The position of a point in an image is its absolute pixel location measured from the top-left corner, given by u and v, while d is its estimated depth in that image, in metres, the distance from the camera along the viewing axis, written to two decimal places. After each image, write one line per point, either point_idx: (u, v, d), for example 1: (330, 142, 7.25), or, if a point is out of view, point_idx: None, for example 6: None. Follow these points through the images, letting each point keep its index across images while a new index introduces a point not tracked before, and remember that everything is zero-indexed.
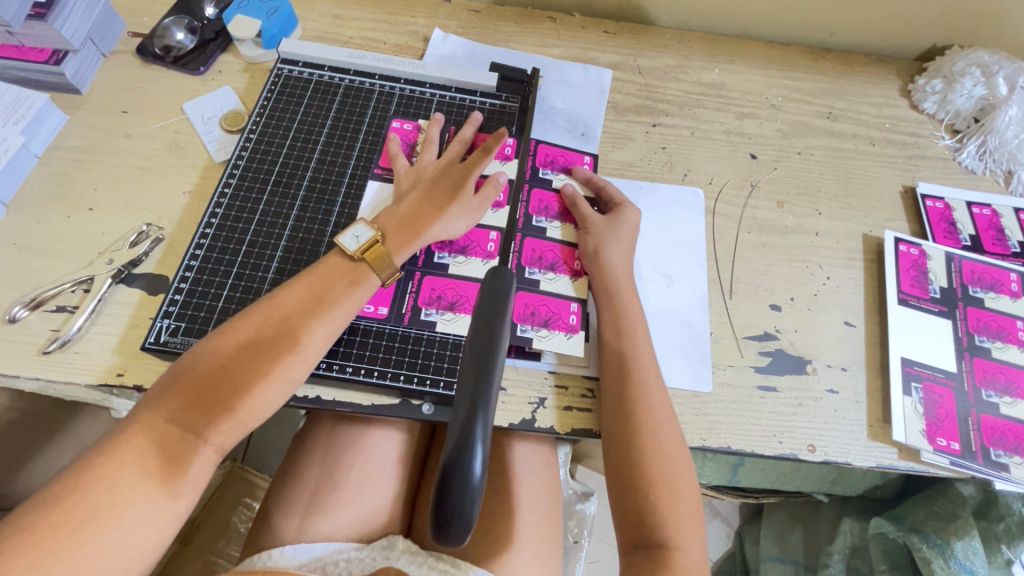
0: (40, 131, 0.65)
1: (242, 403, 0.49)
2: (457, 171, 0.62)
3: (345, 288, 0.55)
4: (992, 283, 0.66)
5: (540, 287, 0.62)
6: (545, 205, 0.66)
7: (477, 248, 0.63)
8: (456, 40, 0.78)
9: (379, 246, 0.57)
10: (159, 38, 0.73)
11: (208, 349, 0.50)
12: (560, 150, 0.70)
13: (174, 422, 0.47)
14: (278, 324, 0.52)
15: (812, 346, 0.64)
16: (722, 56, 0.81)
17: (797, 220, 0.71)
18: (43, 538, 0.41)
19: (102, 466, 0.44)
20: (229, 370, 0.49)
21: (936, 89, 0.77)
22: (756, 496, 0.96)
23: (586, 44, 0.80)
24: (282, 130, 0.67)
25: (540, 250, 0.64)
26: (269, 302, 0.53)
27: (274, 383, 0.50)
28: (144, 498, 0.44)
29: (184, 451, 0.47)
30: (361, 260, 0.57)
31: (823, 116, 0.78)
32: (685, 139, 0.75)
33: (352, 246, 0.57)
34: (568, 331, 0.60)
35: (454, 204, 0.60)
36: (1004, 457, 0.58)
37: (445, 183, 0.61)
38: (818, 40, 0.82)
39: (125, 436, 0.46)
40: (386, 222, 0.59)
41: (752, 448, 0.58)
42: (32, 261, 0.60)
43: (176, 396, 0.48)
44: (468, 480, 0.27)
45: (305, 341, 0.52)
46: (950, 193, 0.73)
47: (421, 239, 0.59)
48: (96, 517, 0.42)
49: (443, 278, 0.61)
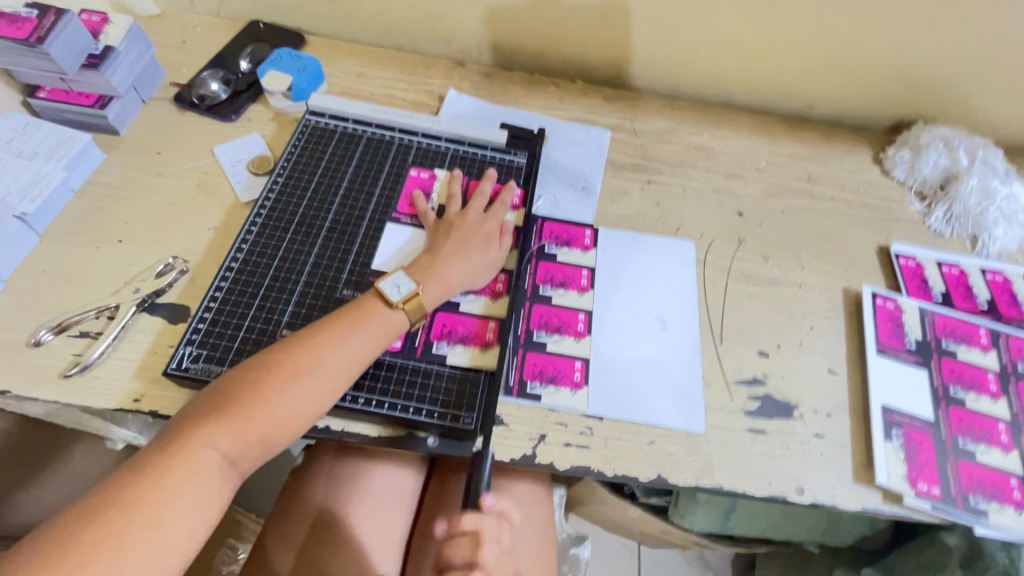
0: (78, 168, 0.70)
1: (277, 431, 0.53)
2: (484, 225, 0.69)
3: (378, 326, 0.59)
4: (963, 337, 0.71)
5: (547, 347, 0.66)
6: (550, 276, 0.70)
7: (486, 288, 0.67)
8: (468, 100, 0.85)
9: (418, 297, 0.61)
10: (196, 88, 0.79)
11: (247, 380, 0.52)
12: (563, 227, 0.75)
13: (216, 449, 0.50)
14: (317, 359, 0.55)
15: (799, 392, 0.67)
16: (710, 122, 0.89)
17: (781, 273, 0.76)
18: (80, 550, 0.42)
19: (139, 484, 0.46)
20: (268, 401, 0.52)
21: (905, 159, 0.85)
22: (748, 546, 0.97)
23: (587, 107, 0.88)
24: (307, 174, 0.72)
25: (546, 315, 0.68)
26: (309, 335, 0.56)
27: (306, 415, 0.54)
28: (175, 513, 0.46)
29: (219, 476, 0.50)
30: (401, 309, 0.60)
31: (803, 179, 0.85)
32: (678, 196, 0.81)
33: (394, 296, 0.60)
34: (573, 386, 0.64)
35: (484, 258, 0.67)
36: (982, 503, 0.61)
37: (473, 234, 0.68)
38: (797, 111, 0.91)
39: (168, 456, 0.48)
40: (419, 272, 0.63)
41: (744, 487, 0.61)
42: (61, 288, 0.63)
43: (218, 422, 0.50)
44: None
45: (341, 376, 0.55)
46: (921, 252, 0.79)
47: (449, 291, 0.64)
48: (130, 533, 0.44)
49: (454, 315, 0.65)
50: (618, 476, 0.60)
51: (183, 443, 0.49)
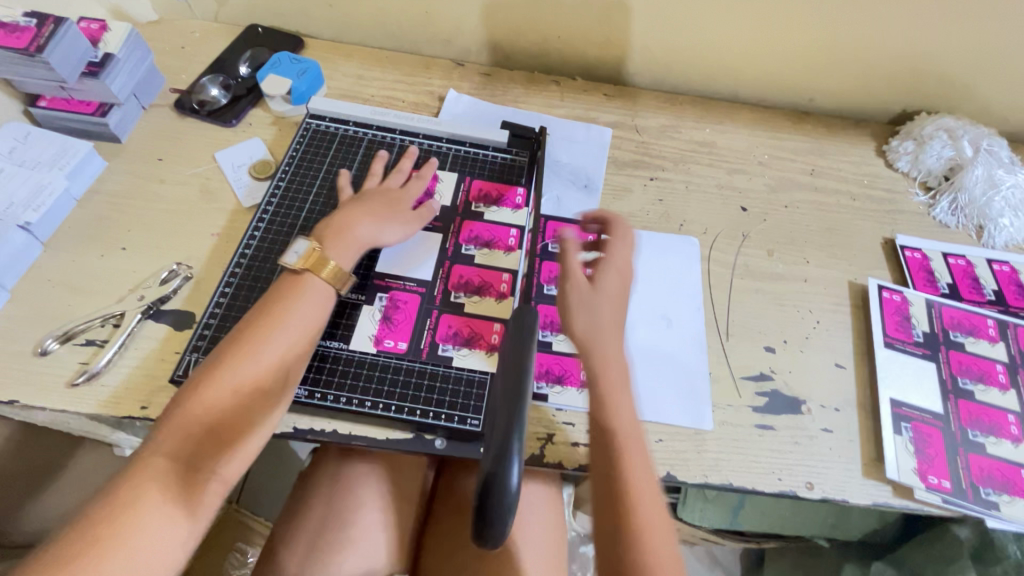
0: (81, 176, 0.70)
1: (238, 430, 0.52)
2: (397, 195, 0.69)
3: (307, 309, 0.58)
4: (971, 329, 0.70)
5: (552, 347, 0.65)
6: (555, 276, 0.70)
7: (491, 288, 0.67)
8: (468, 100, 0.85)
9: (317, 253, 0.61)
10: (196, 94, 0.79)
11: (195, 387, 0.52)
12: (567, 225, 0.75)
13: (179, 459, 0.49)
14: (251, 353, 0.54)
15: (806, 387, 0.67)
16: (712, 117, 0.89)
17: (786, 267, 0.76)
18: (70, 558, 0.43)
19: (126, 493, 0.46)
20: (213, 405, 0.51)
21: (908, 150, 0.85)
22: (757, 541, 0.96)
23: (587, 105, 0.88)
24: (309, 178, 0.72)
25: (550, 314, 0.67)
26: (250, 332, 0.56)
27: (262, 407, 0.53)
28: (162, 517, 0.47)
29: (189, 484, 0.49)
30: (305, 271, 0.60)
31: (807, 173, 0.85)
32: (681, 192, 0.81)
33: (294, 261, 0.60)
34: (580, 387, 0.63)
35: (392, 215, 0.66)
36: (993, 495, 0.60)
37: (377, 198, 0.67)
38: (799, 104, 0.90)
39: (133, 474, 0.48)
40: (326, 234, 0.63)
41: (754, 483, 0.60)
42: (66, 297, 0.63)
43: (174, 432, 0.50)
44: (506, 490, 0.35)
45: (287, 363, 0.55)
46: (926, 244, 0.78)
47: (358, 247, 0.63)
48: (124, 543, 0.45)
49: (460, 316, 0.65)
50: None
51: (140, 466, 0.48)
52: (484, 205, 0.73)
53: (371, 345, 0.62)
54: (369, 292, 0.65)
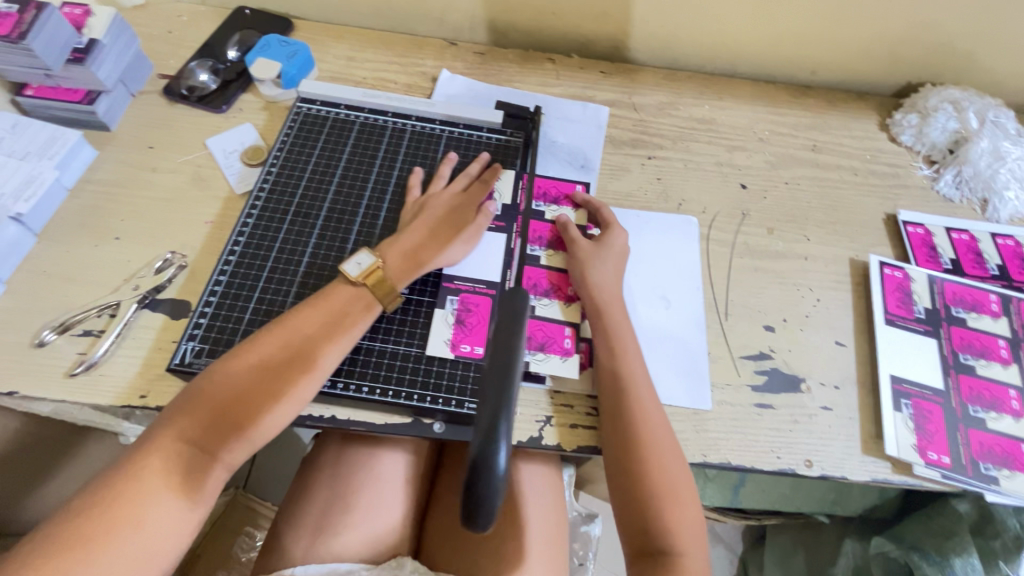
0: (71, 166, 0.69)
1: (255, 420, 0.52)
2: (449, 203, 0.68)
3: (346, 306, 0.59)
4: (973, 304, 0.70)
5: (535, 312, 0.65)
6: (538, 235, 0.70)
7: (558, 291, 0.67)
8: (462, 80, 0.83)
9: (379, 271, 0.61)
10: (185, 79, 0.78)
11: (223, 367, 0.53)
12: (553, 183, 0.74)
13: (193, 440, 0.50)
14: (284, 342, 0.56)
15: (806, 365, 0.66)
16: (711, 93, 0.87)
17: (787, 245, 0.75)
18: (69, 543, 0.44)
19: (126, 478, 0.47)
20: (240, 390, 0.53)
21: (912, 124, 0.83)
22: (757, 518, 0.97)
23: (583, 83, 0.86)
24: (301, 164, 0.71)
25: (534, 277, 0.67)
26: (286, 323, 0.57)
27: (281, 401, 0.53)
28: (159, 504, 0.47)
29: (194, 466, 0.50)
30: (362, 284, 0.60)
31: (808, 149, 0.83)
32: (679, 171, 0.79)
33: (354, 272, 0.61)
34: (563, 354, 0.63)
35: (455, 235, 0.65)
36: (993, 470, 0.60)
37: (446, 215, 0.67)
38: (800, 78, 0.88)
39: (147, 448, 0.49)
40: (389, 250, 0.63)
41: (753, 462, 0.60)
42: (61, 288, 0.63)
43: (194, 411, 0.51)
44: (493, 473, 0.34)
45: (314, 361, 0.55)
46: (929, 219, 0.77)
47: (422, 267, 0.63)
48: (122, 529, 0.45)
49: (532, 319, 0.65)
50: None
51: (158, 439, 0.50)
52: (546, 205, 0.72)
53: (447, 350, 0.61)
54: (439, 294, 0.64)
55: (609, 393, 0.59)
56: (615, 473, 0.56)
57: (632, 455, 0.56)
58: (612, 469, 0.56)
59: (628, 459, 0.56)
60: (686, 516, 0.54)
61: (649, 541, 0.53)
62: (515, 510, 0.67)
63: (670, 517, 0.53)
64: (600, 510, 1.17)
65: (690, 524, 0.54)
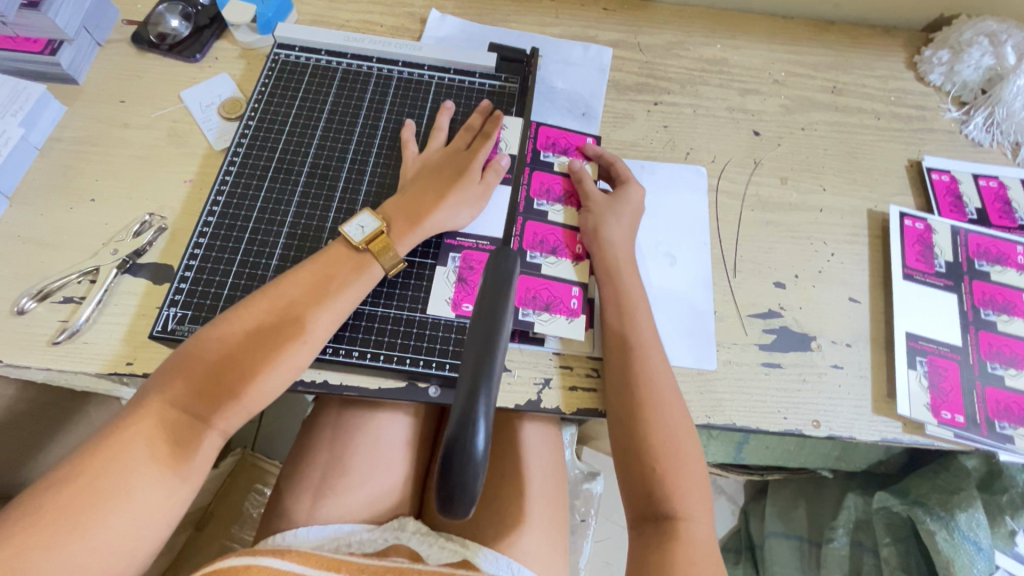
0: (38, 123, 0.65)
1: (249, 388, 0.51)
2: (451, 157, 0.64)
3: (343, 271, 0.56)
4: (998, 257, 0.66)
5: (541, 270, 0.62)
6: (546, 189, 0.66)
7: (566, 248, 0.63)
8: (453, 21, 0.77)
9: (384, 236, 0.58)
10: (154, 26, 0.72)
11: (213, 333, 0.51)
12: (561, 132, 0.69)
13: (182, 408, 0.49)
14: (278, 307, 0.53)
15: (817, 322, 0.63)
16: (724, 31, 0.80)
17: (801, 197, 0.70)
18: (54, 515, 0.42)
19: (113, 448, 0.46)
20: (234, 357, 0.51)
21: (943, 60, 0.76)
22: (760, 473, 0.97)
23: (584, 22, 0.79)
24: (280, 116, 0.67)
25: (541, 233, 0.63)
26: (277, 287, 0.54)
27: (275, 368, 0.52)
28: (152, 477, 0.46)
29: (192, 435, 0.49)
30: (365, 250, 0.57)
31: (827, 91, 0.77)
32: (688, 117, 0.74)
33: (357, 236, 0.58)
34: (570, 314, 0.60)
35: (458, 193, 0.61)
36: (1008, 429, 0.58)
37: (448, 170, 0.62)
38: (823, 12, 0.81)
39: (135, 417, 0.47)
40: (393, 212, 0.60)
41: (758, 423, 0.59)
42: (37, 253, 0.60)
43: (184, 378, 0.49)
44: (470, 455, 0.30)
45: (309, 326, 0.53)
46: (956, 166, 0.72)
47: (424, 229, 0.59)
48: (111, 502, 0.44)
49: (537, 277, 0.61)
50: None
51: (150, 406, 0.48)
52: (553, 155, 0.68)
53: (449, 310, 0.59)
54: (441, 251, 0.62)
55: (616, 353, 0.57)
56: (619, 432, 0.55)
57: (637, 418, 0.54)
58: (618, 431, 0.55)
59: (633, 423, 0.54)
60: (691, 483, 0.52)
61: (652, 506, 0.52)
62: (515, 473, 0.66)
63: (676, 483, 0.52)
64: (603, 465, 1.18)
65: (695, 488, 0.53)
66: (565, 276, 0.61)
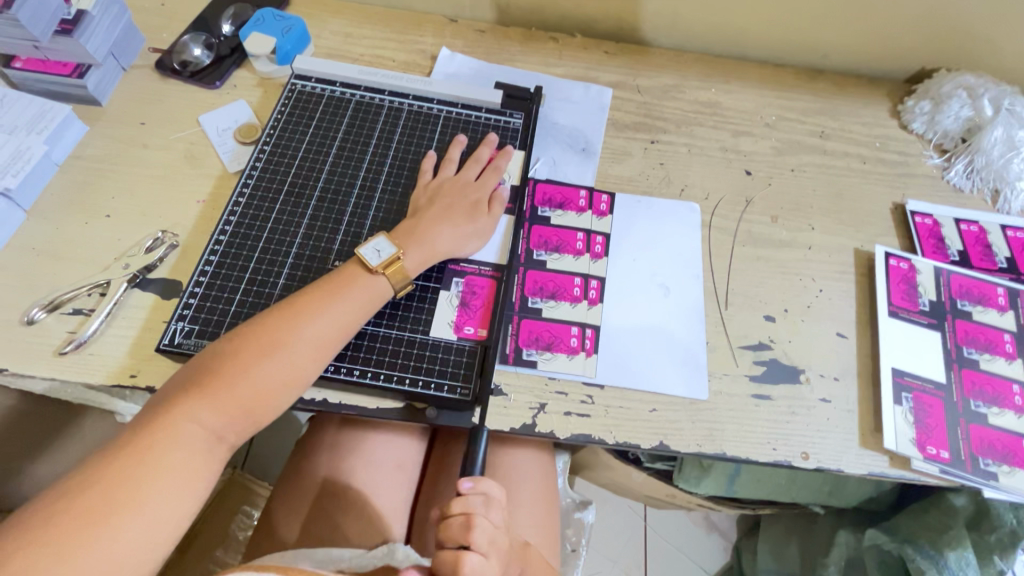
0: (61, 141, 0.68)
1: (262, 403, 0.53)
2: (461, 186, 0.67)
3: (358, 291, 0.58)
4: (980, 297, 0.68)
5: (542, 314, 0.64)
6: (544, 240, 0.68)
7: (564, 292, 0.66)
8: (462, 59, 0.81)
9: (398, 261, 0.60)
10: (178, 54, 0.76)
11: (229, 349, 0.53)
12: (558, 188, 0.72)
13: (196, 423, 0.50)
14: (293, 327, 0.54)
15: (806, 356, 0.65)
16: (717, 77, 0.85)
17: (790, 234, 0.73)
18: (66, 527, 0.43)
19: (127, 460, 0.46)
20: (251, 374, 0.52)
21: (924, 111, 0.80)
22: (752, 507, 0.97)
23: (587, 64, 0.84)
24: (294, 142, 0.70)
25: (540, 280, 0.66)
26: (287, 305, 0.56)
27: (289, 385, 0.54)
28: (163, 491, 0.47)
29: (205, 450, 0.50)
30: (381, 274, 0.59)
31: (815, 135, 0.81)
32: (683, 156, 0.77)
33: (374, 260, 0.60)
34: (570, 352, 0.63)
35: (469, 223, 0.65)
36: (993, 466, 0.59)
37: (456, 199, 0.66)
38: (811, 62, 0.86)
39: (150, 431, 0.48)
40: (401, 235, 0.62)
41: (748, 454, 0.60)
42: (50, 265, 0.62)
43: (199, 392, 0.51)
44: None
45: (321, 347, 0.55)
46: (938, 210, 0.75)
47: (433, 253, 0.62)
48: (120, 515, 0.44)
49: (538, 320, 0.64)
50: (619, 444, 0.59)
51: (166, 420, 0.49)
52: (551, 209, 0.70)
53: (452, 332, 0.61)
54: (445, 276, 0.64)
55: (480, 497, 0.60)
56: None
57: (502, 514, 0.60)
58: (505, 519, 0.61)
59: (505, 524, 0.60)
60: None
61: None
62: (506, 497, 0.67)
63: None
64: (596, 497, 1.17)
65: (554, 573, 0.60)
66: (565, 317, 0.64)
